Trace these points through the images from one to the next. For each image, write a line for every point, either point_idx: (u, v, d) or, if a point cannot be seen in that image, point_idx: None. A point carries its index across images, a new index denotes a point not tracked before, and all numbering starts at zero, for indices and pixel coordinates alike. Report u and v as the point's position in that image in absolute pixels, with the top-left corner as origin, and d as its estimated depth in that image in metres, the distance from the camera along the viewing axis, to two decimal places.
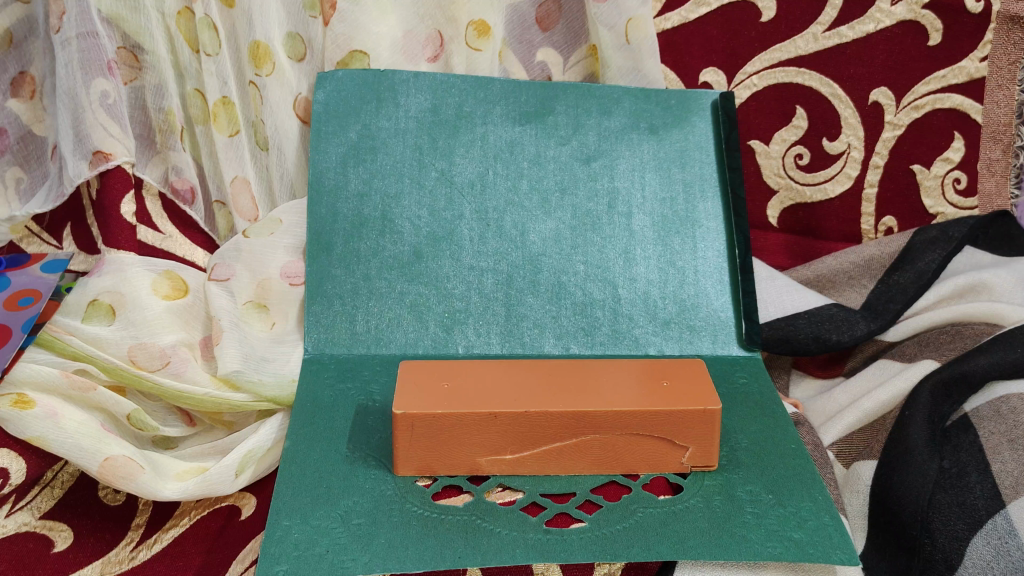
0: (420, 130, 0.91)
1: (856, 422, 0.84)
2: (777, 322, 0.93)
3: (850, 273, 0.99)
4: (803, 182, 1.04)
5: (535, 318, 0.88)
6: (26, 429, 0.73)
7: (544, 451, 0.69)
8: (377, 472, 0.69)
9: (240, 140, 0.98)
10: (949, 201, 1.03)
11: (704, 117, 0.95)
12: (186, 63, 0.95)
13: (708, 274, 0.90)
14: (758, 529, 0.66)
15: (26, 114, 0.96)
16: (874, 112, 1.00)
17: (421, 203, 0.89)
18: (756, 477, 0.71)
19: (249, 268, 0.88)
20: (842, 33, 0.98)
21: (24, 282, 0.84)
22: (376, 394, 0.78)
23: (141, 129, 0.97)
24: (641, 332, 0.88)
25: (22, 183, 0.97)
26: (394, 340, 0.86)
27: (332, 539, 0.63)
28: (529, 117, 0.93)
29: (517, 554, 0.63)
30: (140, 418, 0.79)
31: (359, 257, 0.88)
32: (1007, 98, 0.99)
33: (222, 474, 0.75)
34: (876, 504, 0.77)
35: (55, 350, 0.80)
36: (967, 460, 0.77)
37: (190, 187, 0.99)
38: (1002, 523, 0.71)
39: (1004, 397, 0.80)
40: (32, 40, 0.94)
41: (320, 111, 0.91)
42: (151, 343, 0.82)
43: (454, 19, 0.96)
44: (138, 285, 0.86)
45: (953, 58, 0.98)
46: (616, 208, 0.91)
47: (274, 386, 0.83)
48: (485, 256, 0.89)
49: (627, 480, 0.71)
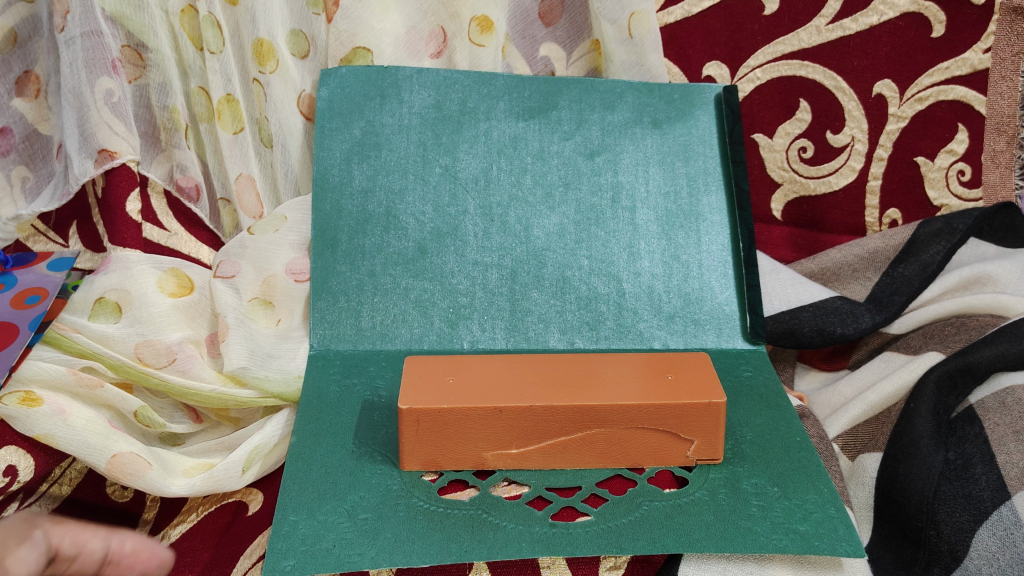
0: (423, 126, 0.91)
1: (861, 414, 0.85)
2: (781, 315, 0.94)
3: (855, 266, 0.99)
4: (806, 175, 1.04)
5: (540, 312, 0.88)
6: (34, 427, 0.73)
7: (550, 445, 0.69)
8: (383, 467, 0.70)
9: (244, 137, 0.98)
10: (954, 192, 1.02)
11: (707, 111, 0.95)
12: (190, 62, 0.96)
13: (712, 268, 0.90)
14: (763, 521, 0.66)
15: (32, 113, 0.97)
16: (878, 104, 1.00)
17: (425, 198, 0.90)
18: (760, 470, 0.71)
19: (255, 264, 0.89)
20: (846, 24, 0.98)
21: (30, 281, 0.84)
22: (381, 389, 0.79)
23: (146, 128, 0.98)
24: (646, 326, 0.88)
25: (28, 182, 0.98)
26: (399, 336, 0.86)
27: (339, 534, 0.63)
28: (532, 112, 0.93)
29: (524, 547, 0.63)
30: (147, 415, 0.79)
31: (363, 253, 0.88)
32: (1010, 89, 0.98)
33: (228, 470, 0.76)
34: (881, 496, 0.77)
35: (63, 348, 0.80)
36: (972, 451, 0.76)
37: (195, 184, 1.00)
38: (1008, 515, 0.70)
39: (1010, 388, 0.80)
40: (37, 39, 0.95)
41: (324, 109, 0.91)
42: (157, 340, 0.83)
43: (457, 15, 0.96)
44: (144, 283, 0.86)
45: (957, 50, 0.97)
46: (621, 203, 0.91)
47: (280, 381, 0.82)
48: (489, 251, 0.89)
49: (633, 473, 0.72)
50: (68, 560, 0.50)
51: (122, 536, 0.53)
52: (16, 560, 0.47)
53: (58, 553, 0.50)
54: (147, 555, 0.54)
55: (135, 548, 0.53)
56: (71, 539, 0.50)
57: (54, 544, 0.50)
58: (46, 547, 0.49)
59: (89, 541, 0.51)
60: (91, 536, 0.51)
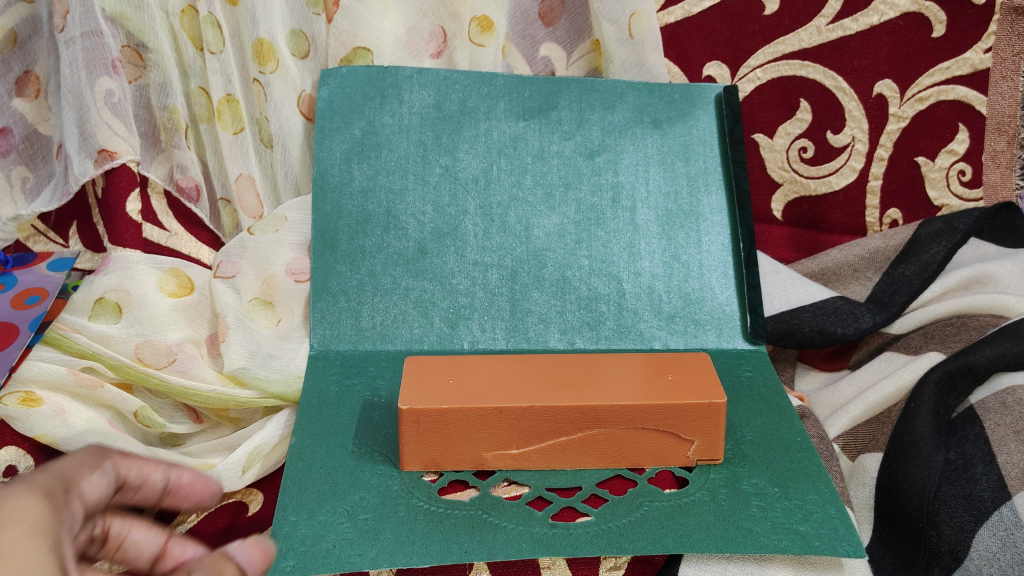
0: (423, 126, 0.91)
1: (861, 414, 0.85)
2: (782, 315, 0.94)
3: (855, 266, 0.99)
4: (807, 175, 1.04)
5: (540, 312, 0.88)
6: (34, 428, 0.73)
7: (550, 446, 0.69)
8: (383, 468, 0.70)
9: (244, 137, 0.98)
10: (954, 192, 1.02)
11: (707, 111, 0.95)
12: (191, 62, 0.96)
13: (713, 267, 0.90)
14: (763, 521, 0.66)
15: (32, 113, 0.97)
16: (879, 104, 1.00)
17: (426, 198, 0.89)
18: (761, 470, 0.71)
19: (255, 264, 0.89)
20: (847, 24, 0.97)
21: (30, 281, 0.84)
22: (381, 389, 0.79)
23: (146, 128, 0.98)
24: (646, 327, 0.88)
25: (28, 182, 0.98)
26: (399, 336, 0.86)
27: (339, 534, 0.63)
28: (532, 112, 0.93)
29: (524, 547, 0.63)
30: (147, 415, 0.79)
31: (364, 254, 0.88)
32: (1011, 89, 0.98)
33: (228, 470, 0.75)
34: (882, 497, 0.77)
35: (62, 348, 0.80)
36: (972, 451, 0.76)
37: (195, 185, 1.00)
38: (1009, 515, 0.70)
39: (1010, 388, 0.80)
40: (37, 40, 0.95)
41: (324, 109, 0.91)
42: (157, 340, 0.83)
43: (457, 15, 0.96)
44: (144, 283, 0.86)
45: (957, 50, 0.97)
46: (621, 203, 0.91)
47: (281, 382, 0.82)
48: (490, 251, 0.89)
49: (633, 474, 0.72)
50: (133, 488, 0.47)
51: (180, 467, 0.50)
52: (90, 486, 0.42)
53: (123, 483, 0.46)
54: (203, 487, 0.51)
55: (192, 479, 0.50)
56: (136, 469, 0.47)
57: (121, 475, 0.46)
58: (115, 475, 0.45)
59: (151, 473, 0.48)
60: (154, 468, 0.48)
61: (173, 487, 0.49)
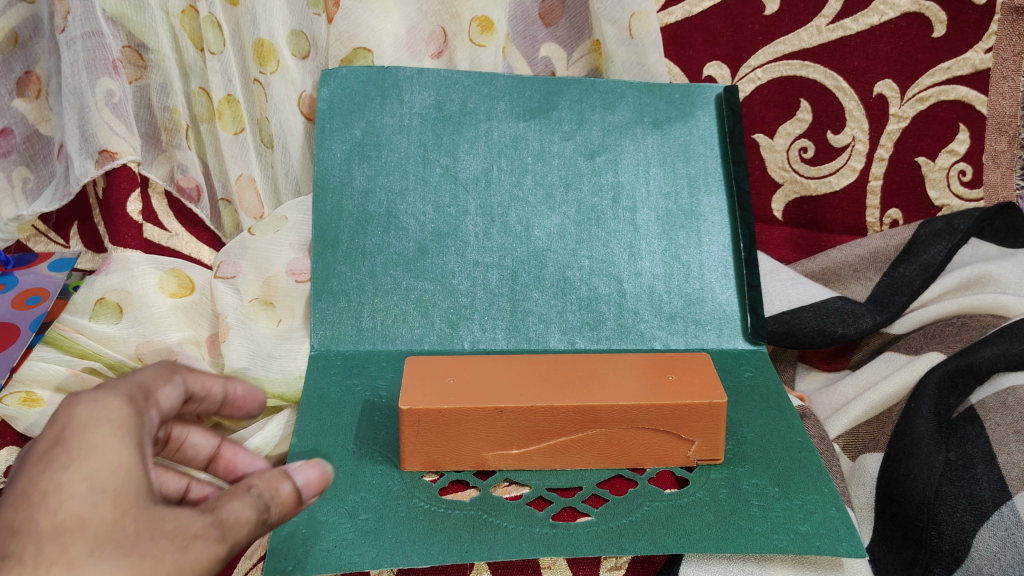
0: (423, 126, 0.91)
1: (862, 415, 0.85)
2: (782, 315, 0.94)
3: (855, 266, 0.99)
4: (807, 175, 1.04)
5: (541, 313, 0.88)
6: (34, 427, 0.73)
7: (551, 446, 0.69)
8: (384, 468, 0.70)
9: (245, 138, 0.98)
10: (955, 192, 1.02)
11: (707, 111, 0.95)
12: (191, 62, 0.96)
13: (713, 267, 0.90)
14: (763, 522, 0.66)
15: (32, 114, 0.97)
16: (879, 104, 1.00)
17: (426, 198, 0.90)
18: (761, 471, 0.71)
19: (256, 264, 0.90)
20: (847, 24, 0.97)
21: (31, 282, 0.86)
22: (382, 389, 0.79)
23: (147, 128, 0.98)
24: (646, 327, 0.88)
25: (29, 183, 0.98)
26: (399, 336, 0.86)
27: (340, 534, 0.63)
28: (533, 112, 0.93)
29: (524, 547, 0.63)
30: None
31: (364, 254, 0.88)
32: (1012, 89, 0.98)
33: None
34: (882, 497, 0.77)
35: (63, 348, 0.80)
36: (973, 451, 0.76)
37: (195, 185, 1.00)
38: (1009, 515, 0.70)
39: (1010, 388, 0.80)
40: (37, 40, 0.95)
41: (325, 109, 0.91)
42: (158, 340, 0.83)
43: (458, 15, 0.96)
44: (144, 283, 0.87)
45: (958, 50, 0.97)
46: (621, 203, 0.91)
47: (281, 382, 0.82)
48: (490, 252, 0.89)
49: (633, 474, 0.72)
50: (197, 401, 0.48)
51: (236, 378, 0.50)
52: (163, 396, 0.43)
53: (189, 396, 0.47)
54: (253, 398, 0.51)
55: (246, 391, 0.51)
56: (201, 383, 0.47)
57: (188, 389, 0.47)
58: (184, 388, 0.46)
59: (212, 386, 0.48)
60: (214, 381, 0.48)
61: (229, 399, 0.50)
